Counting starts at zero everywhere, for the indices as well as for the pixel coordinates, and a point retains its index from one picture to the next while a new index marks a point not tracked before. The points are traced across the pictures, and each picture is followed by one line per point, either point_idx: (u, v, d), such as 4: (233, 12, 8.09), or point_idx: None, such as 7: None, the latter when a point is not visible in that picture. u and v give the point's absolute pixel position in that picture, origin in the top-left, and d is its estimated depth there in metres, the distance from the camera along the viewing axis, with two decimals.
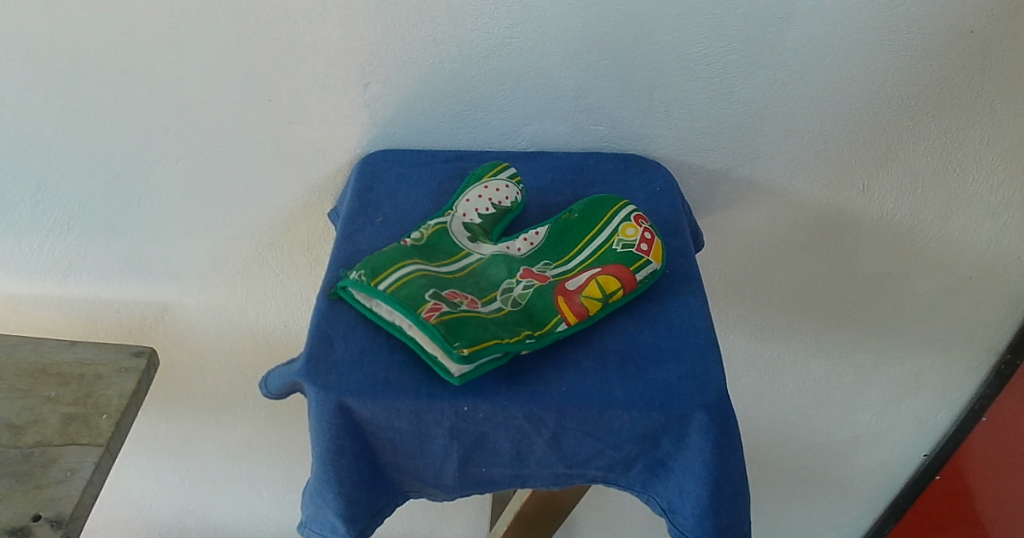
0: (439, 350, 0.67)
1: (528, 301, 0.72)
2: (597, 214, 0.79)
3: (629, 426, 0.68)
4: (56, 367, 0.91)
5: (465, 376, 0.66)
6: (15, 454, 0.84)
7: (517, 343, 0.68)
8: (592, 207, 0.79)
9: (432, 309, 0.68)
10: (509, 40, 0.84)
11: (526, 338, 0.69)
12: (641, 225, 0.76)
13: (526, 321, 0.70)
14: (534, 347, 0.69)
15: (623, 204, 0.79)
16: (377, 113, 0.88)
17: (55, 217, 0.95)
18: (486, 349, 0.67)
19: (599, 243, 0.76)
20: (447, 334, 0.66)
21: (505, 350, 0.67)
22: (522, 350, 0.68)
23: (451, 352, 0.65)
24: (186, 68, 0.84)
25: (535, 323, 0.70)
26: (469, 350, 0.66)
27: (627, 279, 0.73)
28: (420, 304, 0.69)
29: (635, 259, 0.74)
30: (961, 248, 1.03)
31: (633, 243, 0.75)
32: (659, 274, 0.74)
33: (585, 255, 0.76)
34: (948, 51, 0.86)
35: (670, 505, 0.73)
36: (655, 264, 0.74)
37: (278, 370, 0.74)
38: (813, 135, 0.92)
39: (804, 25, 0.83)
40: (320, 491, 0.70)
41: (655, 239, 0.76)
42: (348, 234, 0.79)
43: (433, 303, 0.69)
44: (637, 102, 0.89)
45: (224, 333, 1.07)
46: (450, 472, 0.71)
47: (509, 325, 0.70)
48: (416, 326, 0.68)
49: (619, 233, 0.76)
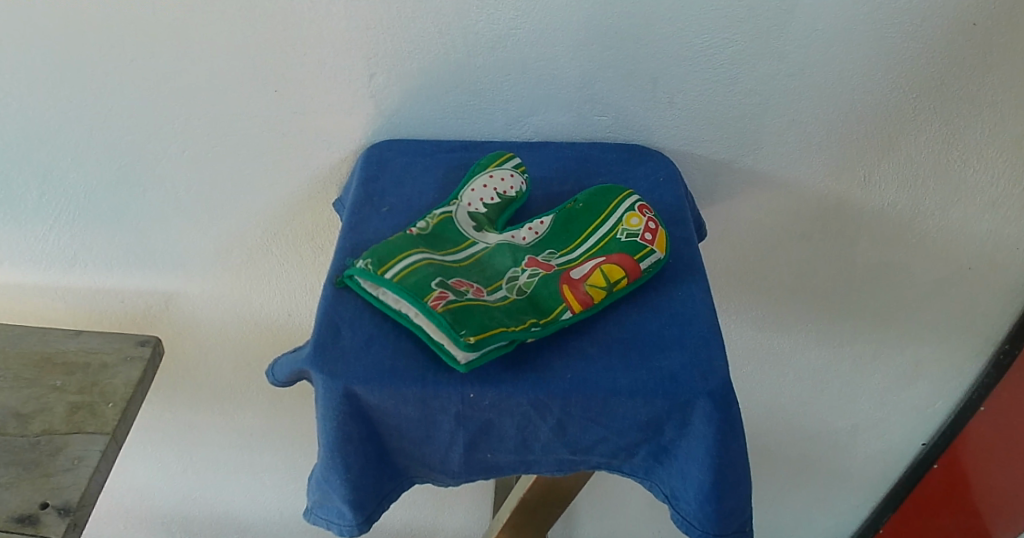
0: (446, 337, 0.67)
1: (533, 289, 0.73)
2: (601, 203, 0.79)
3: (633, 411, 0.68)
4: (62, 356, 0.92)
5: (471, 364, 0.67)
6: (21, 443, 0.84)
7: (523, 331, 0.69)
8: (597, 196, 0.80)
9: (438, 298, 0.69)
10: (514, 31, 0.84)
11: (531, 326, 0.69)
12: (645, 214, 0.77)
13: (531, 309, 0.71)
14: (539, 335, 0.69)
15: (627, 194, 0.80)
16: (382, 103, 0.89)
17: (63, 207, 0.95)
18: (492, 336, 0.67)
19: (603, 232, 0.77)
20: (454, 322, 0.67)
21: (510, 338, 0.68)
22: (528, 338, 0.69)
23: (458, 340, 0.66)
24: (193, 60, 0.84)
25: (540, 311, 0.71)
26: (476, 337, 0.66)
27: (631, 268, 0.73)
28: (427, 293, 0.69)
29: (640, 248, 0.74)
30: (960, 239, 1.04)
31: (637, 233, 0.75)
32: (661, 263, 0.75)
33: (589, 244, 0.76)
34: (948, 43, 0.87)
35: (673, 491, 0.74)
36: (659, 253, 0.75)
37: (285, 357, 0.74)
38: (815, 126, 0.93)
39: (805, 18, 0.84)
40: (327, 477, 0.71)
41: (659, 228, 0.76)
42: (354, 223, 0.80)
43: (439, 292, 0.70)
44: (641, 93, 0.89)
45: (228, 322, 1.07)
46: (455, 458, 0.72)
47: (515, 313, 0.70)
48: (422, 314, 0.68)
49: (623, 223, 0.77)
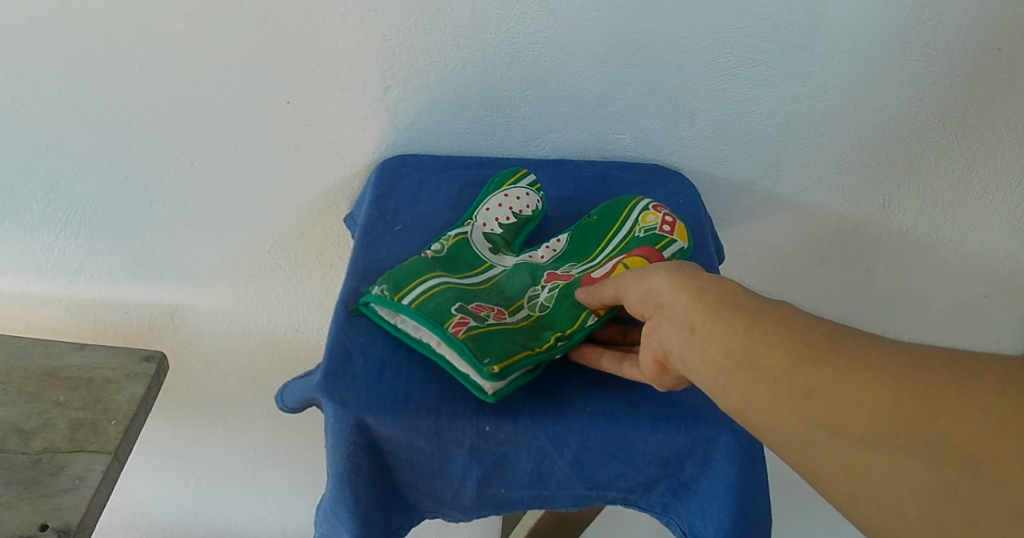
0: (469, 367, 0.65)
1: (555, 303, 0.70)
2: (615, 214, 0.77)
3: (652, 447, 0.67)
4: (66, 370, 0.90)
5: (499, 393, 0.64)
6: (21, 460, 0.82)
7: (548, 349, 0.66)
8: (610, 208, 0.78)
9: (458, 324, 0.67)
10: (533, 45, 0.82)
11: (557, 340, 0.66)
12: (660, 211, 0.75)
13: (555, 324, 0.68)
14: (566, 349, 0.66)
15: (639, 199, 0.78)
16: (396, 117, 0.87)
17: (67, 217, 0.93)
18: (516, 362, 0.64)
19: (621, 237, 0.75)
20: (475, 350, 0.65)
21: (535, 359, 0.65)
22: (555, 355, 0.66)
23: (481, 370, 0.64)
24: (204, 71, 0.82)
25: (564, 322, 0.67)
26: (499, 365, 0.64)
27: (654, 257, 0.69)
28: (446, 320, 0.67)
29: (659, 239, 0.72)
30: (982, 267, 1.01)
31: (655, 227, 0.73)
32: (685, 252, 0.72)
33: (610, 249, 0.74)
34: (978, 66, 0.84)
35: (691, 528, 0.71)
36: (681, 242, 0.72)
37: (295, 383, 0.73)
38: (839, 149, 0.90)
39: (832, 38, 0.82)
40: (335, 511, 0.68)
41: (677, 221, 0.74)
42: (366, 243, 0.78)
43: (459, 318, 0.67)
44: (661, 112, 0.87)
45: (234, 336, 1.05)
46: (468, 492, 0.69)
47: (538, 331, 0.67)
48: (443, 343, 0.66)
49: (640, 222, 0.75)
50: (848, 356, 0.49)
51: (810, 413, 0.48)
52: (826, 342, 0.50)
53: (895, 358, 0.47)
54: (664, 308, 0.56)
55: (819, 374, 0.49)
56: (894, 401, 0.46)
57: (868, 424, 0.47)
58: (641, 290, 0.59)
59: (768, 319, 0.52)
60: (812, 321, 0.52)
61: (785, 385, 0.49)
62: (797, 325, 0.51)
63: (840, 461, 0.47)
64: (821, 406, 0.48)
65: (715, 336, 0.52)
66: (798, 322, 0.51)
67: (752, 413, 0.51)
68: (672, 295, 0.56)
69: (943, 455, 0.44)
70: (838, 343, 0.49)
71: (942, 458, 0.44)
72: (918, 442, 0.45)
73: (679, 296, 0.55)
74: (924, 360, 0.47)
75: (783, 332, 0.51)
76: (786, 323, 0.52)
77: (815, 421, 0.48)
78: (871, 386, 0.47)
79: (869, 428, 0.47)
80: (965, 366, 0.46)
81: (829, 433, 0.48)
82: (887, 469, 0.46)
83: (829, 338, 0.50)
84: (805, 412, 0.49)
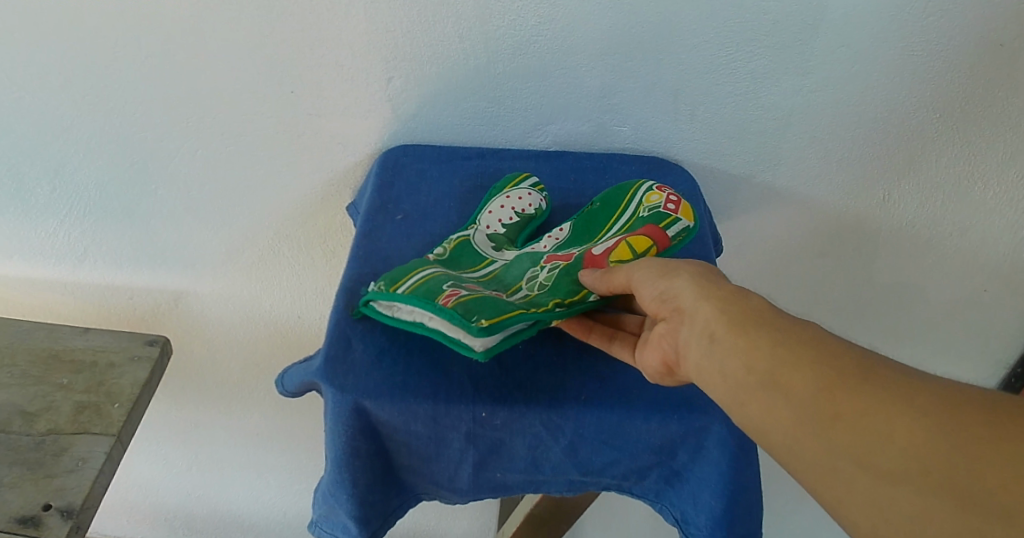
0: (459, 330, 0.65)
1: (553, 280, 0.70)
2: (617, 197, 0.79)
3: (646, 435, 0.68)
4: (70, 353, 0.91)
5: (490, 351, 0.64)
6: (26, 441, 0.84)
7: (544, 312, 0.66)
8: (612, 193, 0.79)
9: (448, 296, 0.67)
10: (536, 37, 0.83)
11: (554, 307, 0.66)
12: (664, 192, 0.76)
13: (552, 293, 0.68)
14: (563, 316, 0.66)
15: (642, 182, 0.79)
16: (399, 107, 0.88)
17: (73, 203, 0.94)
18: (508, 320, 0.64)
19: (626, 218, 0.76)
20: (465, 313, 0.64)
21: (529, 319, 0.65)
22: (551, 320, 0.66)
23: (471, 327, 0.63)
24: (210, 60, 0.83)
25: (561, 294, 0.68)
26: (489, 321, 0.64)
27: (660, 237, 0.71)
28: (437, 294, 0.67)
29: (664, 218, 0.73)
30: (980, 262, 1.02)
31: (659, 206, 0.75)
32: (690, 231, 0.73)
33: (614, 230, 0.75)
34: (976, 63, 0.85)
35: (683, 515, 0.72)
36: (685, 221, 0.73)
37: (296, 368, 0.74)
38: (838, 143, 0.91)
39: (832, 33, 0.83)
40: (333, 493, 0.70)
41: (681, 200, 0.75)
42: (368, 231, 0.79)
43: (449, 291, 0.67)
44: (661, 104, 0.88)
45: (236, 322, 1.06)
46: (464, 476, 0.71)
47: (534, 300, 0.68)
48: (434, 315, 0.66)
49: (643, 202, 0.76)
50: (877, 385, 0.50)
51: (833, 439, 0.50)
52: (856, 369, 0.51)
53: (927, 395, 0.49)
54: (687, 316, 0.58)
55: (847, 401, 0.50)
56: (921, 435, 0.47)
57: (893, 456, 0.48)
58: (660, 288, 0.60)
59: (797, 341, 0.54)
60: (843, 348, 0.53)
61: (812, 409, 0.51)
62: (828, 350, 0.53)
63: (861, 490, 0.48)
64: (845, 433, 0.50)
65: (738, 352, 0.55)
66: (828, 347, 0.53)
67: (775, 434, 0.52)
68: (695, 304, 0.58)
69: (965, 495, 0.45)
70: (868, 372, 0.51)
71: (966, 499, 0.45)
72: (940, 478, 0.46)
73: (701, 307, 0.57)
74: (955, 399, 0.48)
75: (812, 355, 0.53)
76: (815, 347, 0.53)
77: (837, 447, 0.50)
78: (899, 418, 0.48)
79: (893, 460, 0.48)
80: (993, 408, 0.47)
81: (852, 461, 0.49)
82: (908, 505, 0.47)
83: (862, 366, 0.52)
84: (829, 439, 0.50)
